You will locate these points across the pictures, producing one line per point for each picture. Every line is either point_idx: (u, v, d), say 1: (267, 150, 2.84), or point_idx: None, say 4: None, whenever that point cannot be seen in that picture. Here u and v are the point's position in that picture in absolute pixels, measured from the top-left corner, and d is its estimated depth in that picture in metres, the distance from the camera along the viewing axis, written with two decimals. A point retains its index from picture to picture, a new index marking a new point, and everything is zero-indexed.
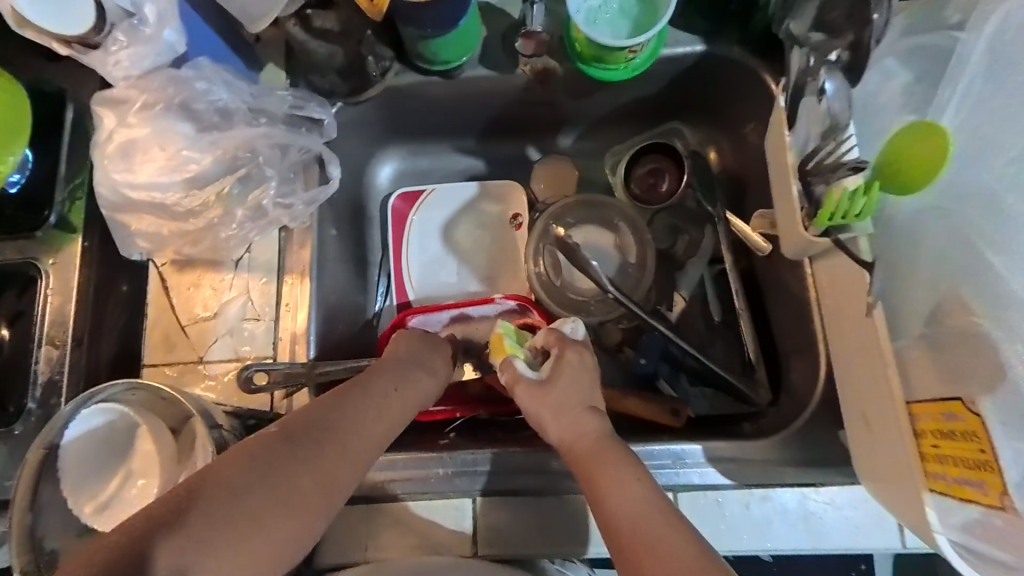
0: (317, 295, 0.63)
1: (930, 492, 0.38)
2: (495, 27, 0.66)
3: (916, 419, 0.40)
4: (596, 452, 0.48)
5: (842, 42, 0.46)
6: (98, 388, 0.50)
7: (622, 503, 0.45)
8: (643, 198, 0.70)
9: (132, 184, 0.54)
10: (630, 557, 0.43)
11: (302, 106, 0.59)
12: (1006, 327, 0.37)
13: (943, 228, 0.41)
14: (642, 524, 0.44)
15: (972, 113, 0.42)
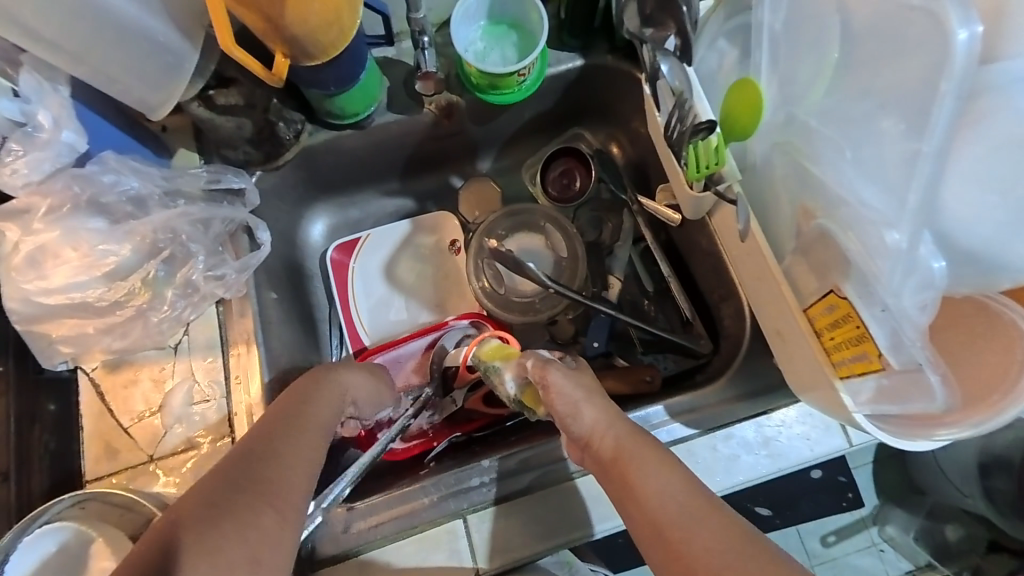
0: (267, 359, 0.62)
1: (841, 380, 0.44)
2: (395, 76, 0.72)
3: (812, 320, 0.45)
4: (628, 447, 0.46)
5: (670, 29, 0.52)
6: (40, 508, 0.47)
7: (663, 489, 0.43)
8: (561, 198, 0.77)
9: (46, 290, 0.52)
10: (671, 553, 0.40)
11: (215, 177, 0.60)
12: (839, 221, 0.41)
13: (782, 157, 0.46)
14: (687, 518, 0.41)
15: (777, 56, 0.46)
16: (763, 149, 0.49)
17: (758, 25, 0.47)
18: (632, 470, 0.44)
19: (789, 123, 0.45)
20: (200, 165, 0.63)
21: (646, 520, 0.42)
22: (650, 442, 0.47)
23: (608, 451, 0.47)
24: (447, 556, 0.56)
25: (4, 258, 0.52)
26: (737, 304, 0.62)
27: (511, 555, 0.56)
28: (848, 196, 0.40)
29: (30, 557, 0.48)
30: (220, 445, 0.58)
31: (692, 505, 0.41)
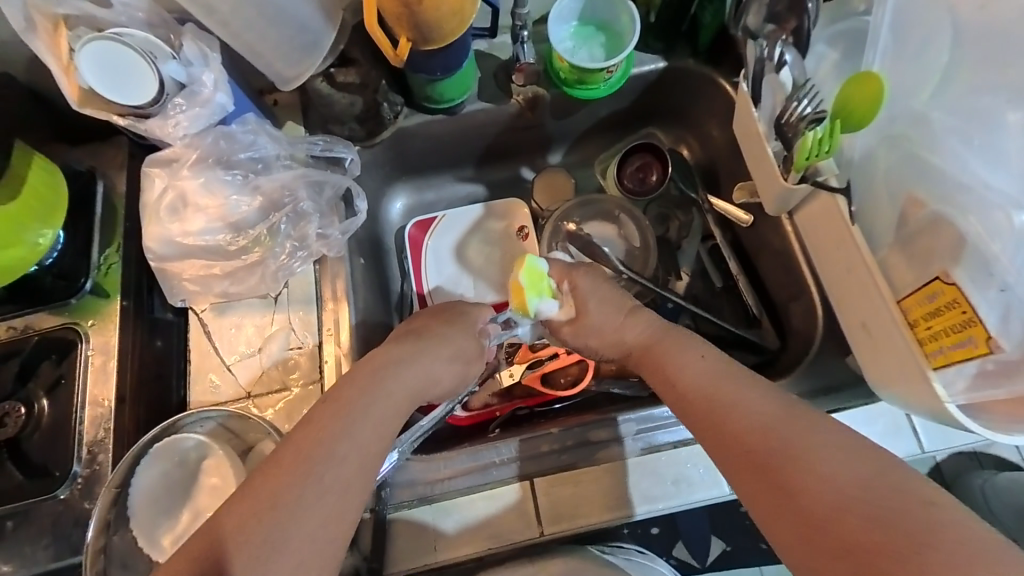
0: (355, 316, 0.67)
1: (935, 371, 0.45)
2: (487, 68, 0.77)
3: (908, 311, 0.47)
4: (654, 340, 0.55)
5: (788, 27, 0.53)
6: (173, 418, 0.50)
7: (691, 369, 0.50)
8: (635, 191, 0.78)
9: (184, 232, 0.59)
10: (705, 418, 0.47)
11: (326, 148, 0.66)
12: (955, 205, 0.44)
13: (889, 150, 0.50)
14: (715, 393, 0.48)
15: (895, 56, 0.49)
16: (863, 145, 0.52)
17: (875, 32, 0.50)
18: (659, 355, 0.53)
19: (901, 117, 0.49)
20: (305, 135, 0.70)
21: (677, 395, 0.50)
22: (676, 332, 0.55)
23: (636, 344, 0.56)
24: (515, 515, 0.59)
25: (152, 202, 0.60)
26: (809, 303, 0.64)
27: (575, 521, 0.59)
28: (968, 181, 0.44)
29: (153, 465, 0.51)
30: (310, 390, 0.63)
31: (721, 377, 0.49)
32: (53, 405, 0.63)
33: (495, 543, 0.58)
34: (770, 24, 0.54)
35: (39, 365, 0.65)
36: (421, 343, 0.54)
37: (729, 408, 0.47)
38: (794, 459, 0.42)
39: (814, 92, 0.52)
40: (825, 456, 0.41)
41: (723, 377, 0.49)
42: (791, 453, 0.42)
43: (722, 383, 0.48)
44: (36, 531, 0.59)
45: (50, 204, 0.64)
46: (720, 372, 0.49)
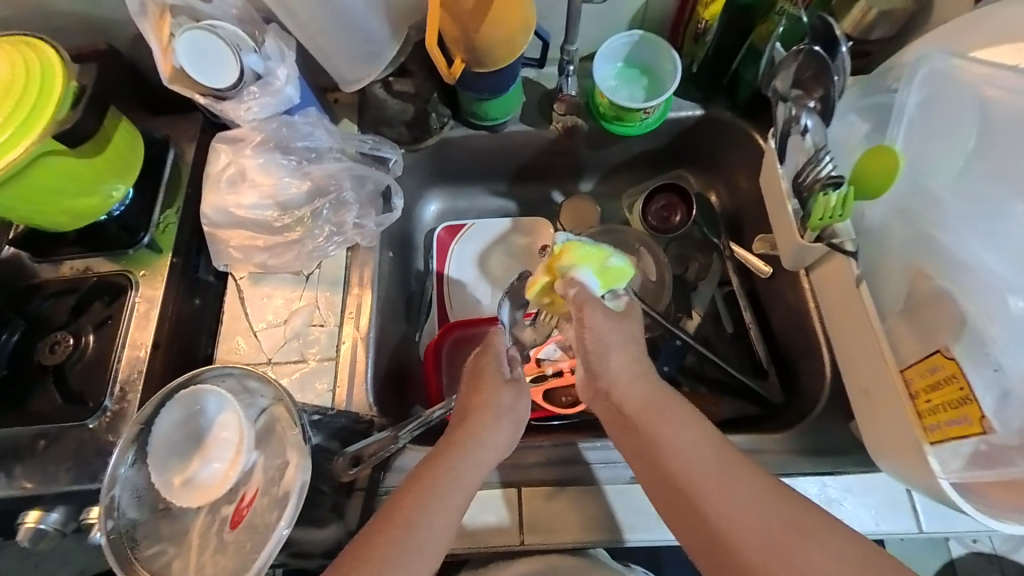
0: (376, 304, 0.71)
1: (931, 445, 0.45)
2: (532, 94, 0.81)
3: (909, 382, 0.47)
4: (650, 408, 0.51)
5: (814, 94, 0.56)
6: (197, 371, 0.56)
7: (679, 452, 0.47)
8: (659, 228, 0.79)
9: (237, 206, 0.66)
10: (681, 500, 0.46)
11: (374, 147, 0.71)
12: (957, 283, 0.44)
13: (902, 222, 0.50)
14: (701, 480, 0.46)
15: (918, 131, 0.51)
16: (880, 215, 0.52)
17: (898, 111, 0.51)
18: (651, 429, 0.49)
19: (916, 191, 0.50)
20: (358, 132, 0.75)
21: (658, 469, 0.48)
22: (675, 401, 0.51)
23: (632, 407, 0.51)
24: (497, 520, 0.60)
25: (214, 173, 0.66)
26: (817, 361, 0.63)
27: (554, 535, 0.60)
28: (970, 261, 0.44)
29: (171, 416, 0.55)
30: (324, 366, 0.67)
31: (655, 404, 0.51)
32: (98, 341, 0.69)
33: (472, 542, 0.59)
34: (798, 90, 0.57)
35: (92, 303, 0.72)
36: (477, 431, 0.55)
37: (659, 439, 0.49)
38: (711, 496, 0.45)
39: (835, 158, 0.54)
40: (742, 497, 0.44)
41: (657, 403, 0.51)
42: (710, 492, 0.45)
43: (655, 409, 0.50)
44: (60, 453, 0.64)
45: (127, 162, 0.72)
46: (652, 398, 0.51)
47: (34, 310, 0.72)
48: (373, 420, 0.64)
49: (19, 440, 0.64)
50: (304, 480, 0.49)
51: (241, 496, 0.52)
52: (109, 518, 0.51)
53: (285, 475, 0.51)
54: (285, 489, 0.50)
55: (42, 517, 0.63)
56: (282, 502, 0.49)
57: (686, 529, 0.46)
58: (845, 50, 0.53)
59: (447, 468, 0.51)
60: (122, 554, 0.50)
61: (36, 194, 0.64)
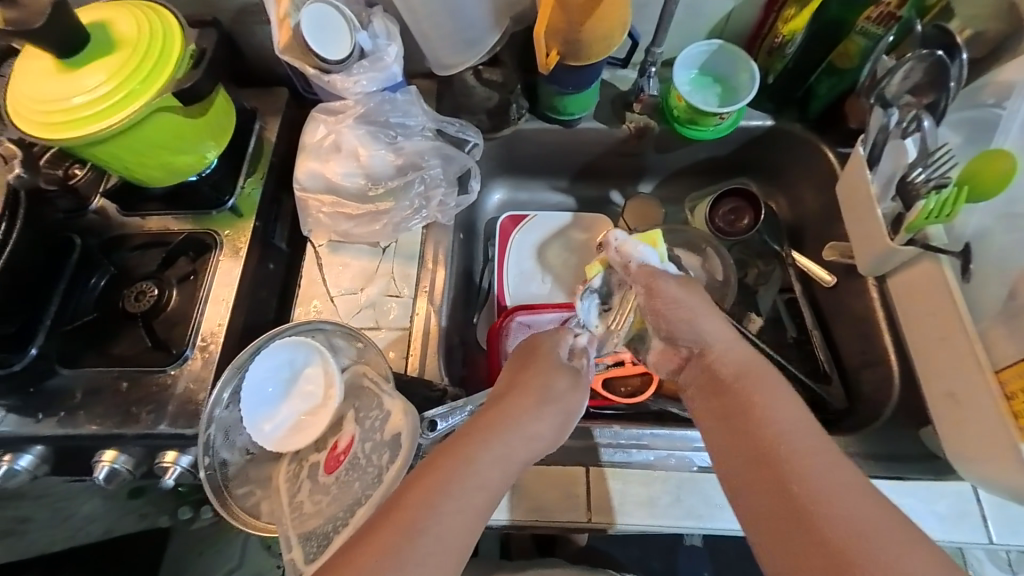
0: (447, 281, 0.74)
1: None
2: (606, 95, 0.84)
3: (1005, 383, 0.48)
4: (743, 375, 0.54)
5: (924, 100, 0.57)
6: (288, 325, 0.57)
7: (774, 419, 0.50)
8: (725, 231, 0.80)
9: (330, 174, 0.68)
10: (770, 468, 0.48)
11: (458, 130, 0.75)
12: None
13: (1011, 229, 0.53)
14: (794, 442, 0.49)
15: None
16: (978, 223, 0.55)
17: (1004, 126, 0.56)
18: (745, 393, 0.53)
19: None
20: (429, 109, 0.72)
21: (747, 426, 0.51)
22: (772, 371, 0.55)
23: (731, 370, 0.55)
24: (564, 497, 0.61)
25: (312, 142, 0.70)
26: (884, 370, 0.65)
27: (619, 516, 0.60)
28: None
29: (267, 365, 0.58)
30: (396, 335, 0.70)
31: (754, 375, 0.54)
32: (180, 294, 0.74)
33: (540, 516, 0.60)
34: (908, 96, 0.58)
35: (177, 260, 0.76)
36: (518, 419, 0.54)
37: (756, 404, 0.52)
38: (787, 443, 0.48)
39: (936, 163, 0.55)
40: (825, 474, 0.46)
41: (751, 373, 0.54)
42: (790, 449, 0.48)
43: (755, 376, 0.54)
44: (142, 396, 0.67)
45: (220, 129, 0.76)
46: (751, 361, 0.55)
47: (120, 259, 0.78)
48: (445, 390, 0.66)
49: (103, 379, 0.69)
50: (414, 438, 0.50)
51: (334, 443, 0.57)
52: (206, 456, 0.54)
53: (391, 420, 0.53)
54: (393, 433, 0.52)
55: (116, 458, 0.67)
56: (393, 444, 0.51)
57: (753, 473, 0.49)
58: (965, 57, 0.54)
59: (466, 457, 0.49)
60: (221, 496, 0.55)
61: (144, 146, 0.68)
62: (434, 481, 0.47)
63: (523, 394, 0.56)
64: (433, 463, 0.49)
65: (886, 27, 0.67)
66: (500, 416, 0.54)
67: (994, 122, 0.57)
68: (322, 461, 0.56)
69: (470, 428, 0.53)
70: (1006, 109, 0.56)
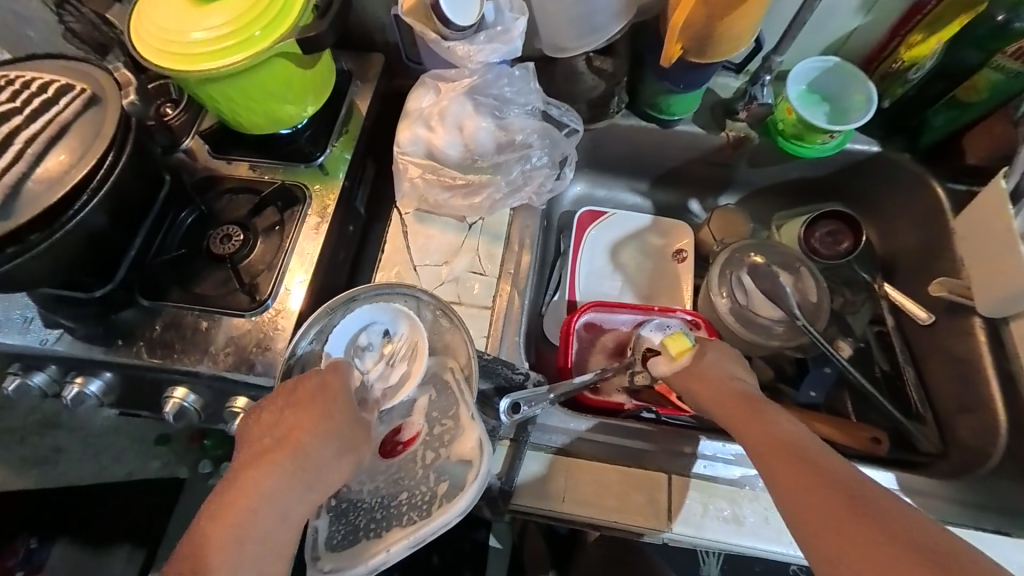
0: (531, 265, 0.73)
1: None
2: (707, 100, 0.82)
3: None
4: (739, 397, 0.49)
5: None
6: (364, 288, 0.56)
7: (783, 426, 0.45)
8: (821, 253, 0.77)
9: (433, 143, 0.68)
10: (795, 478, 0.41)
11: (562, 114, 0.73)
12: None
13: None
14: (800, 447, 0.43)
15: None
16: None
17: None
18: (754, 411, 0.47)
19: None
20: (526, 77, 0.69)
21: (765, 440, 0.45)
22: (762, 401, 0.49)
23: (728, 395, 0.50)
24: (646, 501, 0.59)
25: (421, 109, 0.69)
26: (988, 419, 0.63)
27: (703, 531, 0.58)
28: None
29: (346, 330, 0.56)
30: (477, 313, 0.69)
31: (747, 405, 0.49)
32: (266, 244, 0.73)
33: (621, 517, 0.58)
34: None
35: (264, 208, 0.76)
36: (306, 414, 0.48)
37: (759, 425, 0.46)
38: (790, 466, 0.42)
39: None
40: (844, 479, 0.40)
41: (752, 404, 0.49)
42: (802, 451, 0.43)
43: (751, 408, 0.48)
44: (221, 339, 0.67)
45: (322, 86, 0.75)
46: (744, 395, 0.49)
47: (209, 201, 0.77)
48: (527, 374, 0.65)
49: (184, 316, 0.68)
50: (487, 469, 0.45)
51: (396, 428, 0.53)
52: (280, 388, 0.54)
53: (460, 444, 0.48)
54: (465, 459, 0.46)
55: (186, 395, 0.66)
56: (462, 477, 0.46)
57: (796, 504, 0.40)
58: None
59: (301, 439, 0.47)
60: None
61: (257, 91, 0.68)
62: (259, 476, 0.45)
63: (322, 397, 0.49)
64: (250, 461, 0.47)
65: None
66: (306, 420, 0.48)
67: None
68: (378, 441, 0.53)
69: (285, 421, 0.48)
70: None
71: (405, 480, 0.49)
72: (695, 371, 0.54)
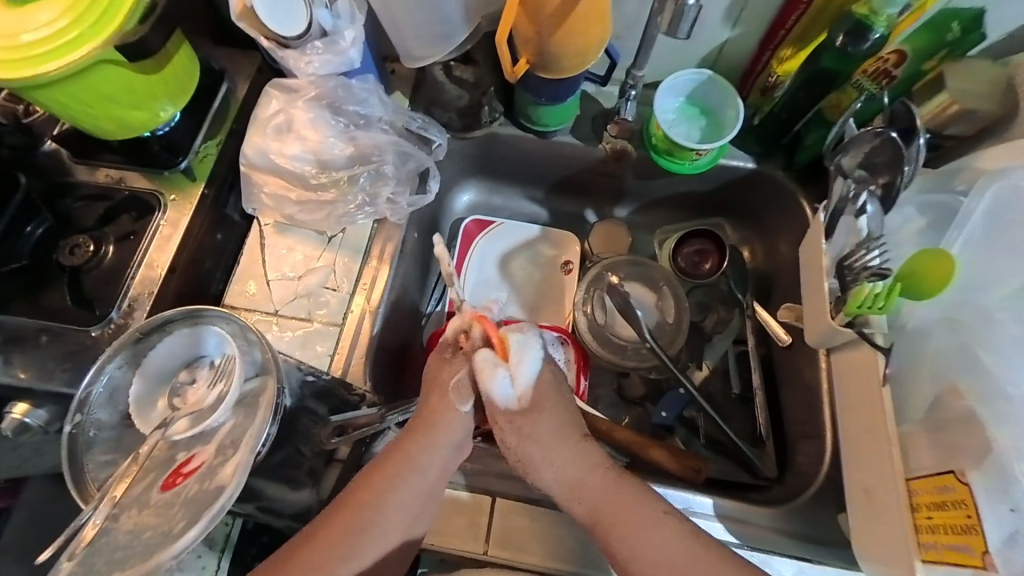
0: (392, 280, 0.72)
1: (924, 561, 0.44)
2: (588, 110, 0.80)
3: (914, 493, 0.47)
4: (608, 503, 0.50)
5: (880, 179, 0.56)
6: (189, 308, 0.56)
7: (651, 547, 0.48)
8: (688, 272, 0.79)
9: (277, 153, 0.67)
10: None
11: (422, 126, 0.73)
12: (994, 411, 0.44)
13: (948, 337, 0.51)
14: (678, 565, 0.47)
15: (980, 242, 0.52)
16: (924, 318, 0.53)
17: (962, 219, 0.53)
18: (617, 531, 0.49)
19: (966, 305, 0.51)
20: (378, 93, 0.70)
21: (623, 562, 0.49)
22: (635, 491, 0.51)
23: (589, 513, 0.51)
24: (466, 524, 0.61)
25: (263, 117, 0.68)
26: (821, 445, 0.64)
27: (517, 553, 0.60)
28: (1013, 392, 0.44)
29: (170, 351, 0.55)
30: (329, 329, 0.68)
31: (614, 502, 0.50)
32: (117, 254, 0.72)
33: (440, 539, 0.60)
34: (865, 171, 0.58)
35: (120, 216, 0.74)
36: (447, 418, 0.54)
37: (624, 532, 0.49)
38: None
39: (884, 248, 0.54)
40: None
41: (619, 499, 0.50)
42: (664, 562, 0.47)
43: (619, 505, 0.50)
44: (62, 353, 0.67)
45: (179, 89, 0.73)
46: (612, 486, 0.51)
47: (63, 209, 0.75)
48: (365, 395, 0.66)
49: (23, 329, 0.67)
50: (224, 505, 0.43)
51: (186, 459, 0.48)
52: (78, 413, 0.52)
53: (223, 467, 0.45)
54: (220, 483, 0.44)
55: (28, 412, 0.67)
56: (205, 504, 0.43)
57: None
58: (923, 141, 0.54)
59: (413, 452, 0.53)
60: (75, 463, 0.52)
61: (88, 96, 0.64)
62: (373, 492, 0.51)
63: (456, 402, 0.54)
64: (358, 487, 0.52)
65: (880, 84, 0.64)
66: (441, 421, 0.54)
67: (957, 209, 0.55)
68: (161, 475, 0.47)
69: (408, 430, 0.54)
70: (967, 201, 0.53)
71: (160, 516, 0.44)
72: (523, 425, 0.52)
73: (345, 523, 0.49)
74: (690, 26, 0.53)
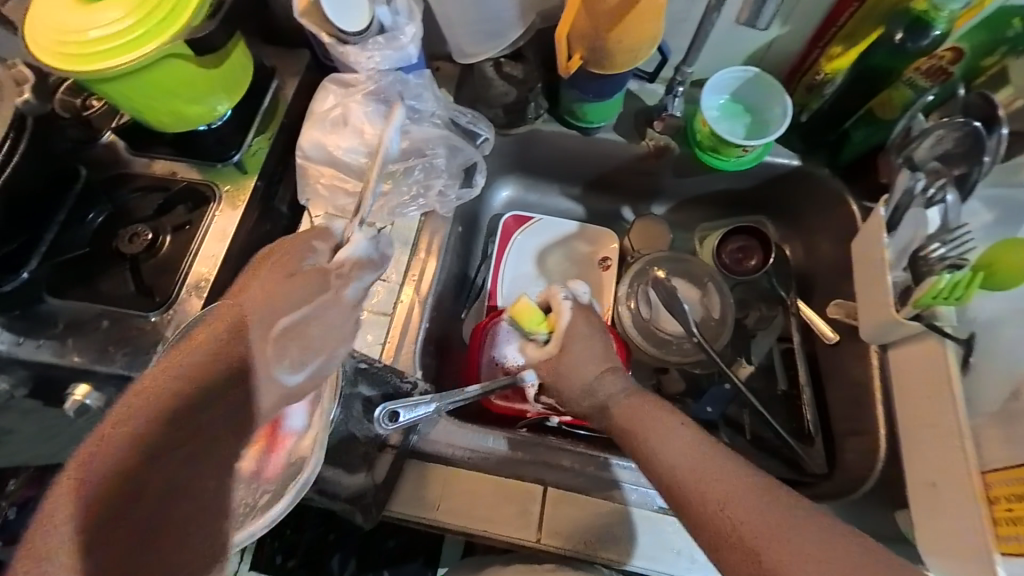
0: (438, 274, 0.73)
1: (1003, 554, 0.44)
2: (630, 107, 0.81)
3: (989, 487, 0.46)
4: (635, 412, 0.56)
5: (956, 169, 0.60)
6: None
7: (670, 445, 0.51)
8: (731, 268, 0.78)
9: (333, 144, 0.69)
10: (688, 495, 0.48)
11: (470, 122, 0.75)
12: None
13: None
14: (697, 467, 0.48)
15: None
16: (989, 310, 0.54)
17: None
18: (642, 435, 0.53)
19: None
20: (433, 89, 0.72)
21: (655, 472, 0.51)
22: (655, 407, 0.56)
23: (619, 418, 0.56)
24: (516, 513, 0.61)
25: (320, 111, 0.70)
26: (871, 442, 0.63)
27: (567, 542, 0.60)
28: None
29: None
30: (377, 319, 0.69)
31: (637, 412, 0.55)
32: (173, 244, 0.74)
33: (491, 526, 0.61)
34: (939, 161, 0.62)
35: (175, 207, 0.77)
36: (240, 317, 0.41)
37: (650, 440, 0.53)
38: (715, 486, 0.47)
39: (957, 240, 0.54)
40: (742, 487, 0.46)
41: (643, 409, 0.56)
42: (680, 468, 0.49)
43: (637, 417, 0.55)
44: (122, 337, 0.68)
45: (234, 85, 0.75)
46: (636, 405, 0.56)
47: (121, 200, 0.78)
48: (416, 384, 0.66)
49: (83, 314, 0.70)
50: (308, 478, 0.44)
51: None
52: None
53: (300, 442, 0.47)
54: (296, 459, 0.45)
55: (88, 395, 0.69)
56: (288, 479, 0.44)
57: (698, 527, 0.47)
58: (1004, 133, 0.57)
59: (206, 354, 0.38)
60: None
61: (154, 90, 0.67)
62: (192, 438, 0.37)
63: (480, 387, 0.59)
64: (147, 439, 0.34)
65: (935, 81, 0.63)
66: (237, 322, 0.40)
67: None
68: None
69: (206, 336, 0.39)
70: None
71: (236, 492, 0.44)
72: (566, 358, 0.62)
73: (158, 497, 0.35)
74: (772, 15, 0.54)
